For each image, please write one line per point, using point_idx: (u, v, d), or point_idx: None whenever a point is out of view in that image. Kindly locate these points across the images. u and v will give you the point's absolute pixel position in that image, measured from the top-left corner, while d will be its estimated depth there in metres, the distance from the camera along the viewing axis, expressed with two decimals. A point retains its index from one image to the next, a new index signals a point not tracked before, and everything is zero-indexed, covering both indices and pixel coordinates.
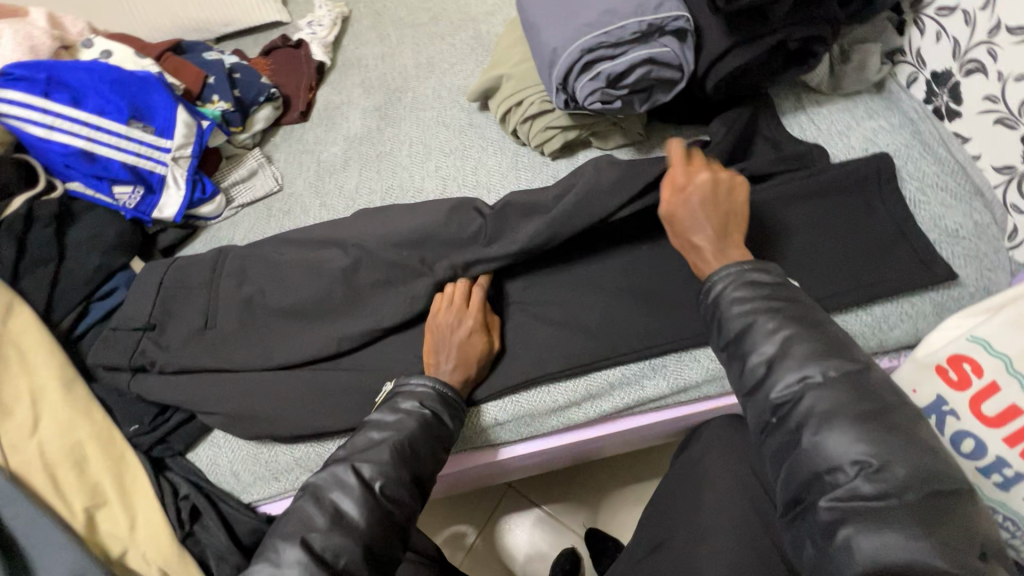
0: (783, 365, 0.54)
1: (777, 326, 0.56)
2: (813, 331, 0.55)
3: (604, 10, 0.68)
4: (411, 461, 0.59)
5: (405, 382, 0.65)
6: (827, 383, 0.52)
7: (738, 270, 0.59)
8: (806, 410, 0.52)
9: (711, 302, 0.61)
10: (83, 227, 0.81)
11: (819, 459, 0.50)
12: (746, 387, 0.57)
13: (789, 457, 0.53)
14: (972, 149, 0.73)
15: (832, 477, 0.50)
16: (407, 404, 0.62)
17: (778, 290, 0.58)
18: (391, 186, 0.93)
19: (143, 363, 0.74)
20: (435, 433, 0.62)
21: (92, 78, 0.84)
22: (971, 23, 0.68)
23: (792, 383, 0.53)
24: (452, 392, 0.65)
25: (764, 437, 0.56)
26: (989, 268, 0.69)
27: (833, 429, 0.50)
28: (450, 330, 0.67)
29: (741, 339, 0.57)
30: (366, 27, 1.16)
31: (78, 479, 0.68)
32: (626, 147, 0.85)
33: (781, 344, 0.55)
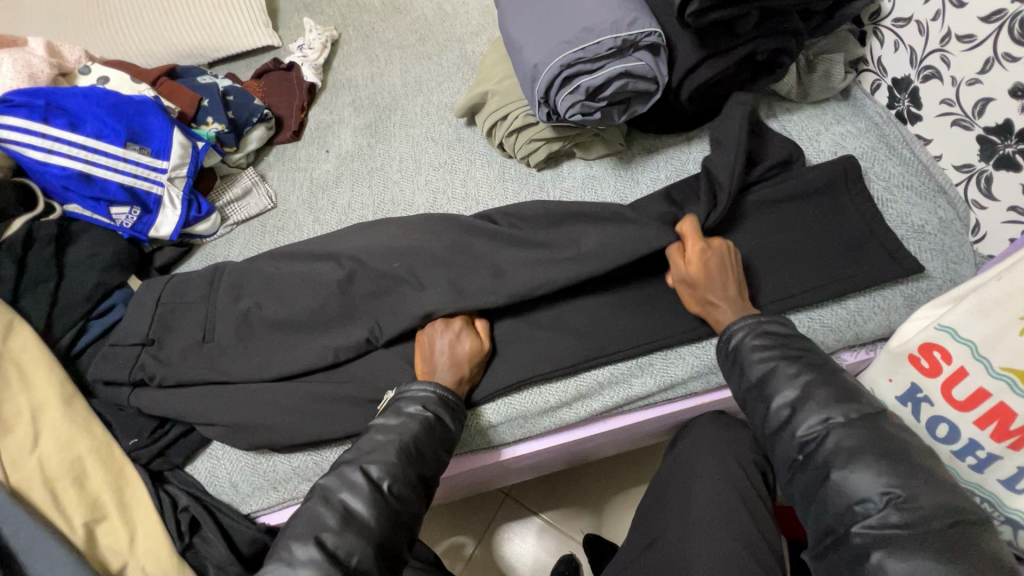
0: (806, 407, 0.57)
1: (797, 371, 0.59)
2: (832, 376, 0.59)
3: (581, 28, 0.71)
4: (408, 463, 0.61)
5: (411, 390, 0.66)
6: (849, 424, 0.55)
7: (755, 321, 0.63)
8: (831, 448, 0.54)
9: (731, 350, 0.64)
10: (82, 247, 0.83)
11: (848, 490, 0.52)
12: (771, 428, 0.60)
13: (818, 492, 0.55)
14: (933, 149, 0.77)
15: (862, 507, 0.52)
16: (411, 408, 0.64)
17: (794, 339, 0.62)
18: (382, 200, 0.95)
19: (142, 377, 0.75)
20: (438, 435, 0.64)
21: (89, 103, 0.86)
22: (924, 32, 0.73)
23: (815, 423, 0.56)
24: (452, 395, 0.66)
25: (792, 474, 0.58)
26: (955, 260, 0.73)
27: (858, 464, 0.53)
28: (438, 340, 0.70)
29: (764, 384, 0.61)
30: (355, 49, 1.20)
31: (78, 494, 0.69)
32: (609, 157, 0.89)
33: (804, 388, 0.58)
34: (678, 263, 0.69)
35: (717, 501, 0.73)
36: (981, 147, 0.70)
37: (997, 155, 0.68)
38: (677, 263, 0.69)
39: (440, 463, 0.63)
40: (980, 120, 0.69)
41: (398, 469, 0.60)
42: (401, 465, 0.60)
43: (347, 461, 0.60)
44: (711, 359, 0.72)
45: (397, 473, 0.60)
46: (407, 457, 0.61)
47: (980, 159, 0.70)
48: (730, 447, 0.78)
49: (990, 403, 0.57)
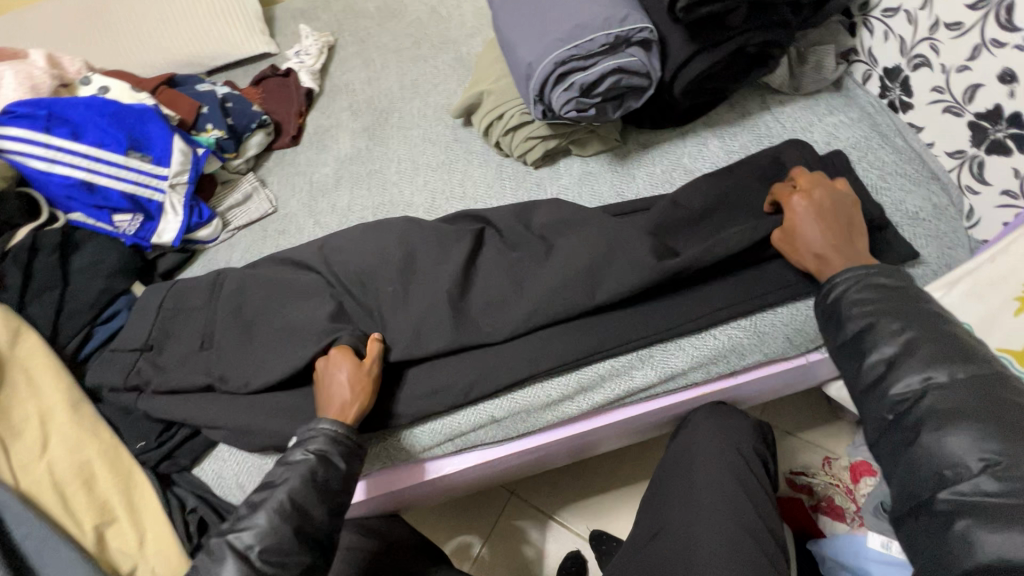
0: (904, 366, 0.56)
1: (902, 327, 0.57)
2: (940, 334, 0.56)
3: (573, 25, 0.72)
4: (302, 521, 0.61)
5: (303, 431, 0.66)
6: (951, 384, 0.54)
7: (862, 274, 0.61)
8: (926, 409, 0.54)
9: (830, 302, 0.63)
10: (86, 254, 0.84)
11: (940, 455, 0.52)
12: (862, 384, 0.59)
13: (905, 454, 0.55)
14: (925, 137, 0.78)
15: (953, 472, 0.51)
16: (296, 455, 0.64)
17: (902, 294, 0.59)
18: (381, 202, 0.96)
19: (138, 383, 0.77)
20: (323, 481, 0.63)
21: (90, 112, 0.87)
22: (913, 22, 0.74)
23: (913, 381, 0.55)
24: (341, 429, 0.66)
25: (882, 436, 0.58)
26: (949, 246, 0.73)
27: (955, 428, 0.52)
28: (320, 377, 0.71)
29: (861, 338, 0.59)
30: (352, 54, 1.21)
31: (87, 497, 0.69)
32: (605, 153, 0.89)
33: (905, 345, 0.56)
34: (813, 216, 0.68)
35: (720, 491, 0.74)
36: (973, 133, 0.71)
37: (988, 141, 0.69)
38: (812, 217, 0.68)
39: (332, 510, 0.63)
40: (971, 106, 0.70)
41: (268, 533, 0.60)
42: (274, 526, 0.60)
43: (259, 502, 0.62)
44: (710, 349, 0.73)
45: (275, 539, 0.60)
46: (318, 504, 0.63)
47: (972, 145, 0.71)
48: (730, 435, 0.78)
49: None
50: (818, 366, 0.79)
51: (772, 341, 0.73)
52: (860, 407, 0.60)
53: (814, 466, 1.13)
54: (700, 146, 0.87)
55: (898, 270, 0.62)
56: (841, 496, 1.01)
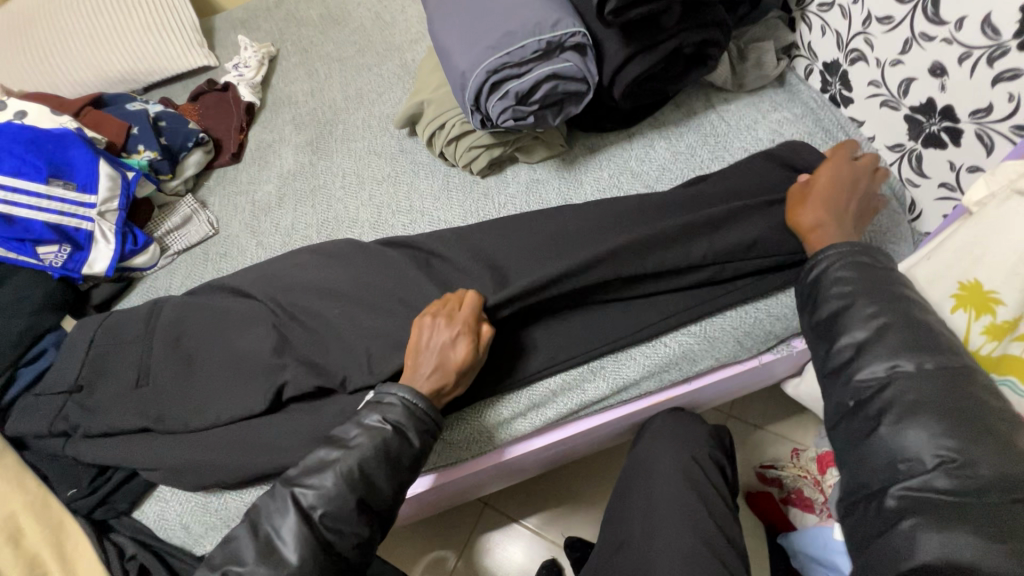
0: (871, 353, 0.54)
1: (875, 311, 0.55)
2: (913, 320, 0.54)
3: (504, 32, 0.70)
4: (369, 494, 0.59)
5: (381, 393, 0.63)
6: (921, 374, 0.51)
7: (844, 251, 0.59)
8: (886, 399, 0.51)
9: (810, 282, 0.61)
10: (7, 291, 0.80)
11: (894, 448, 0.50)
12: (829, 368, 0.57)
13: (861, 443, 0.53)
14: (867, 130, 0.78)
15: (906, 466, 0.49)
16: (371, 419, 0.61)
17: (883, 278, 0.57)
18: (326, 219, 0.93)
19: (65, 428, 0.73)
20: (394, 452, 0.60)
21: (5, 140, 0.82)
22: (847, 16, 0.73)
23: (879, 369, 0.53)
24: (421, 403, 0.62)
25: (842, 422, 0.55)
26: (893, 240, 0.73)
27: (914, 422, 0.49)
28: (430, 330, 0.66)
29: (834, 321, 0.58)
30: (294, 64, 1.17)
31: (14, 553, 0.65)
32: (552, 159, 0.88)
33: (877, 329, 0.54)
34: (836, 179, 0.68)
35: (677, 501, 0.73)
36: (910, 127, 0.70)
37: (924, 134, 0.69)
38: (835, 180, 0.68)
39: (398, 487, 0.61)
40: (906, 100, 0.70)
41: (332, 499, 0.57)
42: (340, 493, 0.58)
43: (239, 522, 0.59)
44: (661, 357, 0.72)
45: (338, 505, 0.57)
46: (385, 477, 0.60)
47: (910, 138, 0.71)
48: (686, 440, 0.78)
49: None
50: (773, 365, 0.78)
51: (723, 345, 0.72)
52: (825, 393, 0.58)
53: (782, 459, 1.12)
54: (647, 148, 0.85)
55: (885, 253, 0.60)
56: (809, 487, 0.99)
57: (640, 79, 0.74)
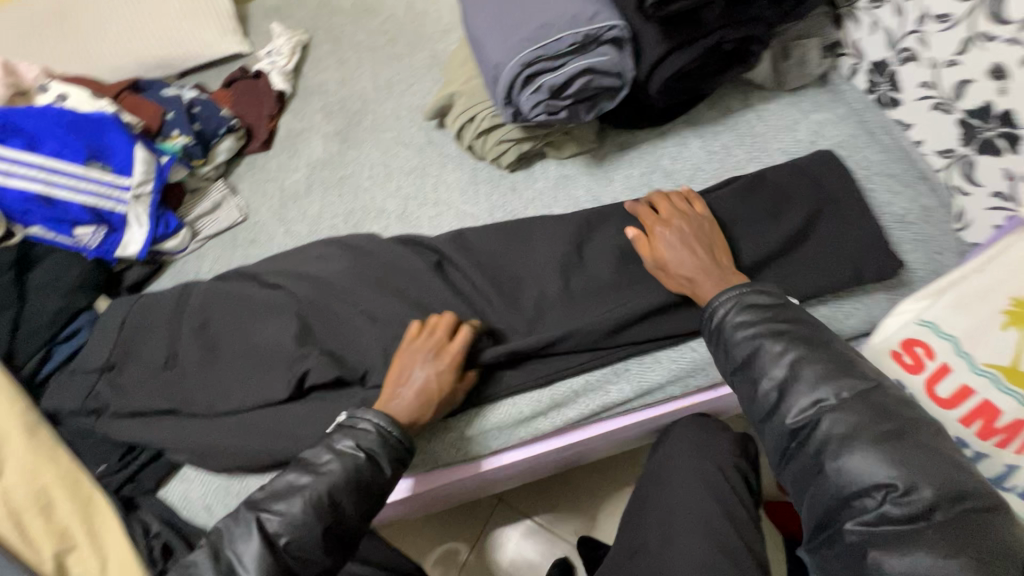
0: (795, 390, 0.57)
1: (783, 348, 0.58)
2: (820, 352, 0.58)
3: (540, 24, 0.69)
4: (333, 520, 0.59)
5: (352, 419, 0.63)
6: (840, 405, 0.55)
7: (736, 296, 0.62)
8: (823, 434, 0.54)
9: (714, 328, 0.63)
10: (45, 271, 0.81)
11: (845, 483, 0.53)
12: (761, 412, 0.59)
13: (813, 484, 0.55)
14: (914, 134, 0.74)
15: (859, 502, 0.52)
16: (343, 444, 0.61)
17: (781, 311, 0.60)
18: (353, 210, 0.93)
19: (96, 406, 0.75)
20: (364, 481, 0.60)
21: (46, 123, 0.84)
22: (900, 13, 0.70)
23: (805, 406, 0.56)
24: (396, 434, 0.62)
25: (785, 462, 0.58)
26: (938, 250, 0.70)
27: (853, 452, 0.53)
28: (418, 357, 0.66)
29: (750, 363, 0.60)
30: (325, 53, 1.17)
31: (45, 525, 0.67)
32: (582, 155, 0.86)
33: (790, 367, 0.57)
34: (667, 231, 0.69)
35: (696, 509, 0.71)
36: (961, 132, 0.67)
37: (978, 139, 0.65)
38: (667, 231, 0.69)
39: (363, 513, 0.61)
40: (960, 103, 0.66)
41: (300, 526, 0.58)
42: (307, 522, 0.58)
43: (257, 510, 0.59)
44: (688, 362, 0.70)
45: (301, 534, 0.58)
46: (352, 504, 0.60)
47: (962, 144, 0.68)
48: (710, 448, 0.76)
49: (971, 402, 0.56)
50: None
51: None
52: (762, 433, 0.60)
53: None
54: (680, 147, 0.83)
55: (776, 289, 0.63)
56: None
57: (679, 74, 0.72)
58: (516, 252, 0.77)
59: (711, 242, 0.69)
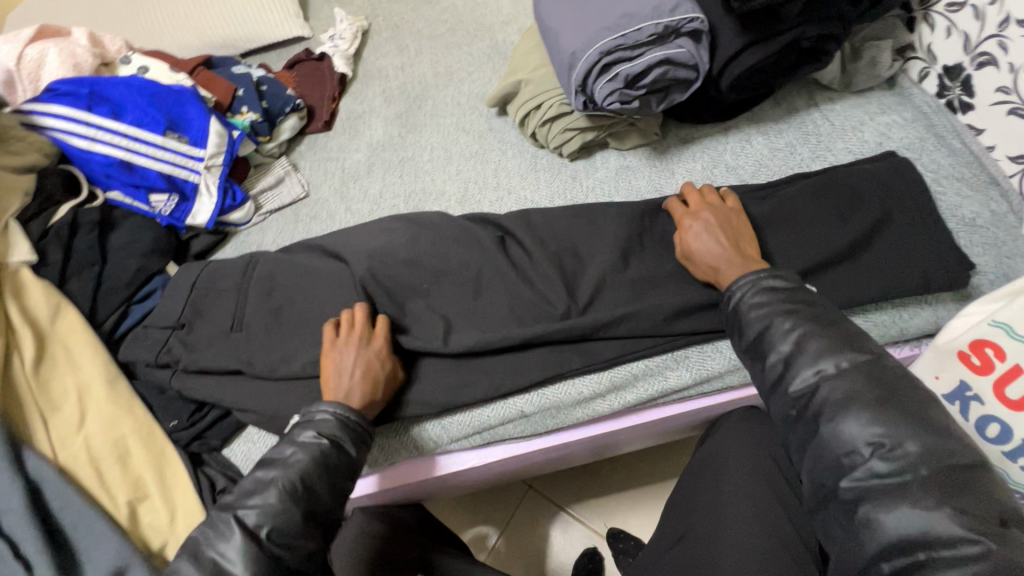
0: (798, 362, 0.58)
1: (792, 325, 0.60)
2: (828, 329, 0.59)
3: (622, 14, 0.70)
4: (312, 503, 0.60)
5: (306, 416, 0.65)
6: (841, 373, 0.56)
7: (755, 279, 0.64)
8: (821, 399, 0.56)
9: (732, 310, 0.65)
10: (122, 233, 0.84)
11: (838, 442, 0.54)
12: (769, 383, 0.61)
13: (810, 447, 0.56)
14: (986, 140, 0.74)
15: (850, 459, 0.53)
16: (304, 436, 0.62)
17: (794, 293, 0.62)
18: (413, 191, 0.96)
19: (168, 361, 0.77)
20: (333, 464, 0.61)
21: (130, 92, 0.88)
22: (980, 17, 0.70)
23: (807, 376, 0.57)
24: (355, 415, 0.65)
25: (788, 430, 0.59)
26: (1008, 255, 0.70)
27: (848, 414, 0.54)
28: (348, 346, 0.69)
29: (760, 340, 0.62)
30: (386, 39, 1.20)
31: (122, 473, 0.71)
32: (643, 147, 0.87)
33: (796, 342, 0.59)
34: (687, 222, 0.73)
35: (748, 499, 0.73)
36: None
37: None
38: (687, 222, 0.73)
39: (338, 496, 0.62)
40: None
41: (278, 514, 0.58)
42: (283, 509, 0.58)
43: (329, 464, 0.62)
44: None
45: (284, 518, 0.58)
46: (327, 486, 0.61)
47: None
48: (766, 443, 0.76)
49: None
50: None
51: None
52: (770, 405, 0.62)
53: None
54: (743, 143, 0.84)
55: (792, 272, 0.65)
56: None
57: (752, 70, 0.73)
58: (579, 238, 0.79)
59: (739, 231, 0.71)
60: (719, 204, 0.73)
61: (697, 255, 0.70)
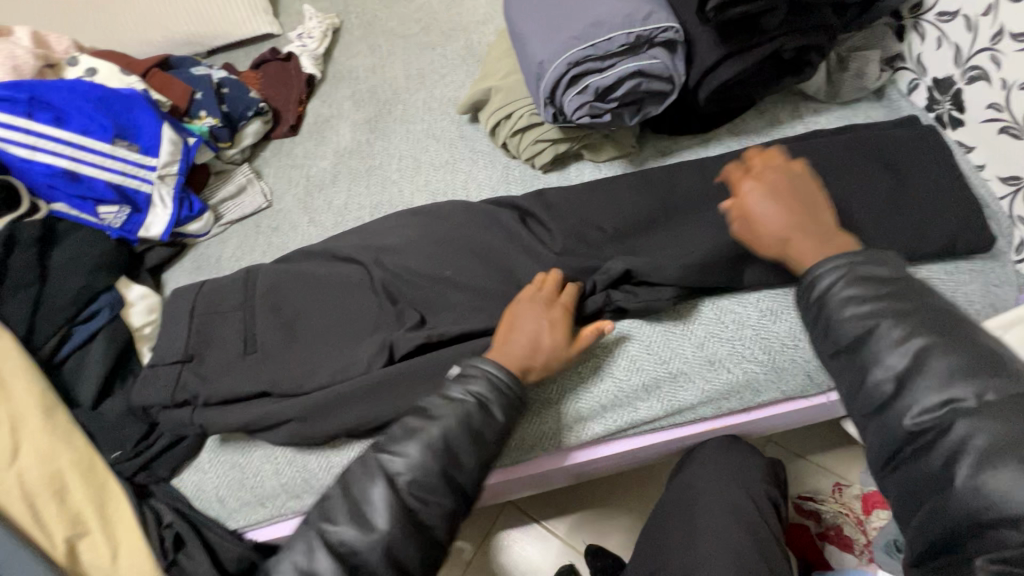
0: (915, 383, 0.46)
1: (905, 333, 0.48)
2: (952, 338, 0.47)
3: (591, 22, 0.66)
4: (451, 464, 0.56)
5: (466, 366, 0.61)
6: (982, 409, 0.44)
7: (848, 266, 0.52)
8: (956, 441, 0.44)
9: (814, 300, 0.53)
10: (66, 249, 0.79)
11: (981, 503, 0.41)
12: (869, 407, 0.49)
13: (937, 503, 0.44)
14: (976, 158, 0.71)
15: (996, 531, 0.41)
16: (457, 392, 0.59)
17: (899, 287, 0.50)
18: (380, 202, 0.91)
19: (186, 397, 0.71)
20: (477, 427, 0.57)
21: (74, 97, 0.82)
22: (973, 28, 0.66)
23: (931, 404, 0.45)
24: (509, 376, 0.60)
25: (898, 475, 0.47)
26: (996, 283, 0.67)
27: (996, 467, 0.42)
28: (532, 308, 0.65)
29: (862, 344, 0.50)
30: (357, 38, 1.14)
31: (60, 509, 0.67)
32: (620, 159, 0.83)
33: (910, 354, 0.47)
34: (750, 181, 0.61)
35: (720, 535, 0.70)
36: None
37: None
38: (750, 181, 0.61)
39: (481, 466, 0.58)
40: None
41: (420, 467, 0.55)
42: (425, 464, 0.55)
43: (415, 432, 0.57)
44: (722, 384, 0.68)
45: (423, 474, 0.55)
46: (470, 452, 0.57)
47: None
48: (740, 477, 0.74)
49: None
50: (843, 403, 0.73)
51: (791, 378, 0.68)
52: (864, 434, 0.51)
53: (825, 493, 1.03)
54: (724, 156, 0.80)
55: (886, 256, 0.53)
56: (850, 526, 0.95)
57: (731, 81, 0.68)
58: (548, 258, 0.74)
59: (812, 200, 0.59)
60: (780, 168, 0.61)
61: (758, 212, 0.59)
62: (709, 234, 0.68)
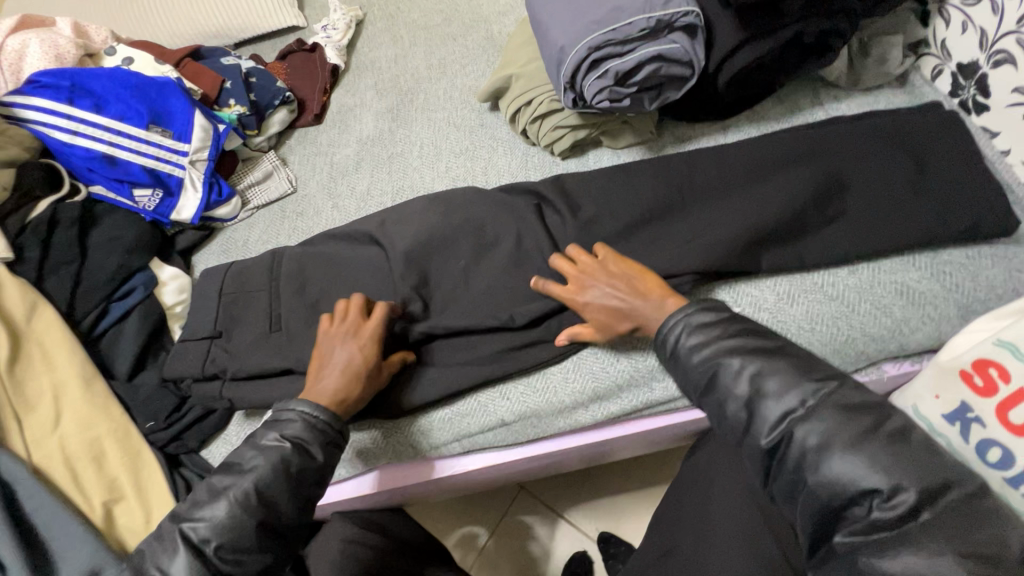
0: (762, 403, 0.52)
1: (742, 363, 0.54)
2: (777, 358, 0.54)
3: (611, 8, 0.67)
4: (267, 514, 0.58)
5: (279, 412, 0.63)
6: (810, 413, 0.50)
7: (684, 316, 0.58)
8: (799, 446, 0.50)
9: (670, 355, 0.60)
10: (104, 230, 0.83)
11: (838, 490, 0.48)
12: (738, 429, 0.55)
13: (801, 501, 0.50)
14: (1001, 143, 0.70)
15: (849, 511, 0.48)
16: (268, 440, 0.60)
17: (730, 321, 0.58)
18: (401, 187, 0.93)
19: (215, 371, 0.74)
20: (295, 472, 0.59)
21: (113, 85, 0.86)
22: (998, 11, 0.66)
23: (776, 422, 0.52)
24: (322, 416, 0.62)
25: (771, 483, 0.54)
26: (1018, 268, 0.67)
27: (835, 457, 0.48)
28: (335, 342, 0.66)
29: (714, 384, 0.56)
30: (380, 29, 1.16)
31: (98, 475, 0.70)
32: (638, 145, 0.84)
33: (751, 380, 0.53)
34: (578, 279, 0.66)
35: (734, 512, 0.70)
36: None
37: None
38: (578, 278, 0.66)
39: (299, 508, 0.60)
40: None
41: (226, 529, 0.57)
42: (234, 522, 0.57)
43: (222, 490, 0.58)
44: None
45: (234, 536, 0.57)
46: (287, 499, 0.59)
47: None
48: None
49: None
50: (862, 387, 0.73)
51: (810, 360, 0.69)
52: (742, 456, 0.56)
53: None
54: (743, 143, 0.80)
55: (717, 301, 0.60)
56: None
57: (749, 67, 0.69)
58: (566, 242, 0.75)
59: (631, 277, 0.64)
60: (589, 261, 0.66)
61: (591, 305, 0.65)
62: (725, 218, 0.69)
